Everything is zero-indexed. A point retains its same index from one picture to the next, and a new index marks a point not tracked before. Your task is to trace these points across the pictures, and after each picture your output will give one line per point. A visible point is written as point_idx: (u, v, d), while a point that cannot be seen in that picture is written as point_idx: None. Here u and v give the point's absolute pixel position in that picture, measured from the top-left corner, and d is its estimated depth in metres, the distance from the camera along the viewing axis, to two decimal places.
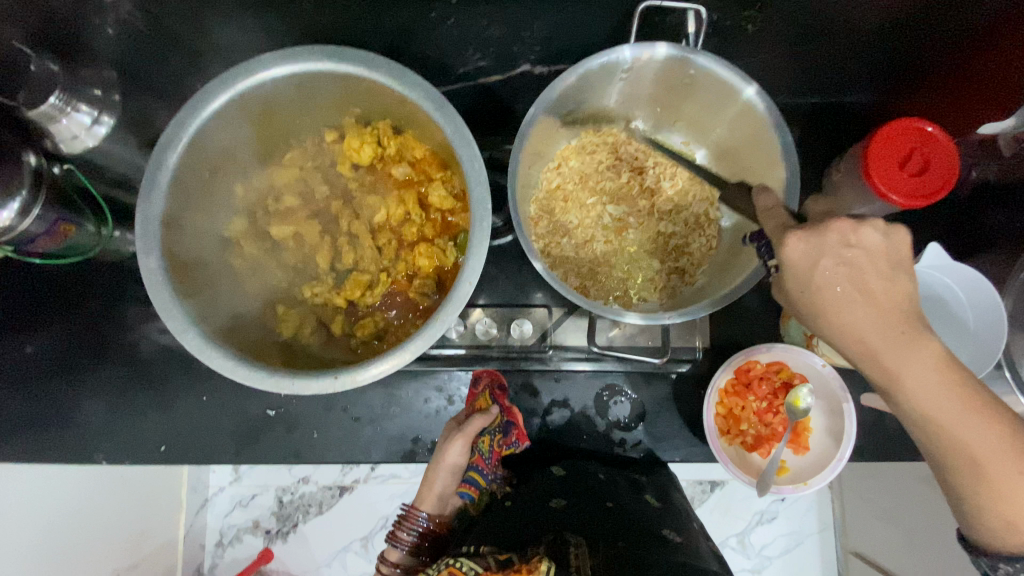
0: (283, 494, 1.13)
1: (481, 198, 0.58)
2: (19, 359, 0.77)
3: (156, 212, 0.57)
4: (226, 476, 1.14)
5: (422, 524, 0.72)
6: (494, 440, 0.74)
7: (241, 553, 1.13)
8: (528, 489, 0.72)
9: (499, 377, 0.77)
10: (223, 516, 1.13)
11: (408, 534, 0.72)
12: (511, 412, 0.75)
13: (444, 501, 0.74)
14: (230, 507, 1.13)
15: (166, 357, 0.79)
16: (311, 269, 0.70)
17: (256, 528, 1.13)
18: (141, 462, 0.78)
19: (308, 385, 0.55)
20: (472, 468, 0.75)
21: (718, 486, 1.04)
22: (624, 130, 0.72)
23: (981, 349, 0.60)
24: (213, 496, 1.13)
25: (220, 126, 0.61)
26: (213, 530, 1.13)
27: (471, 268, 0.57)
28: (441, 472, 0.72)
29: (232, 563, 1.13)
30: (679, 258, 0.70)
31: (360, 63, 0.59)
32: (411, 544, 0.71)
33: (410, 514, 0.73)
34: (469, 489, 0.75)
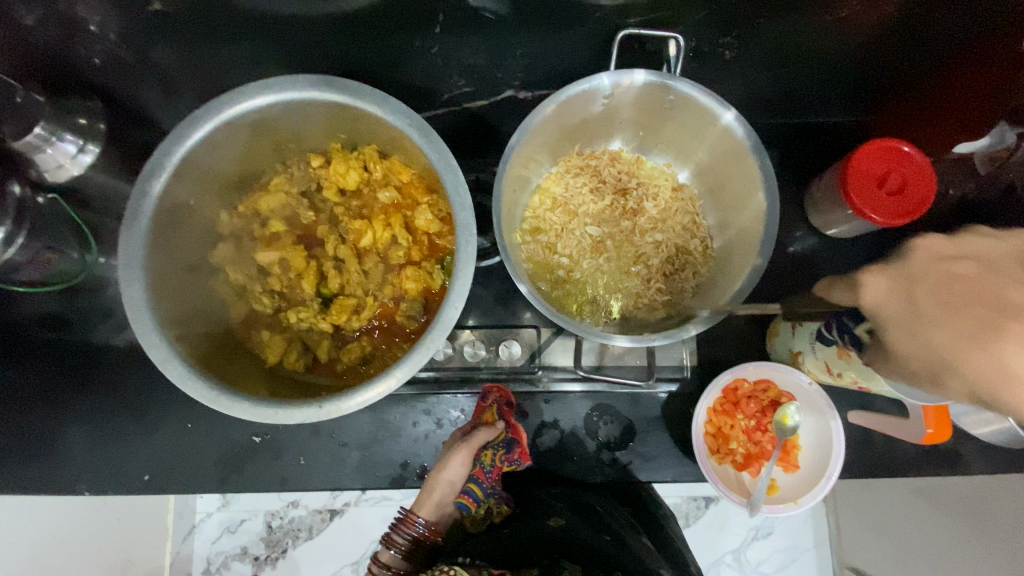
0: (272, 519, 1.12)
1: (465, 223, 0.59)
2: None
3: (140, 240, 0.57)
4: (214, 501, 1.12)
5: (417, 530, 0.71)
6: (497, 455, 0.74)
7: None
8: (524, 510, 0.75)
9: (509, 393, 0.76)
10: (211, 542, 1.11)
11: (404, 538, 0.71)
12: (515, 431, 0.75)
13: (442, 508, 0.73)
14: (219, 533, 1.11)
15: (151, 383, 0.78)
16: (297, 295, 0.69)
17: (245, 555, 1.11)
18: (123, 492, 0.77)
19: (292, 414, 0.55)
20: (472, 480, 0.74)
21: (712, 501, 1.03)
22: (606, 152, 0.73)
23: None
24: (200, 522, 1.11)
25: (205, 154, 0.62)
26: (201, 557, 1.11)
27: (455, 293, 0.57)
28: (444, 482, 0.71)
29: None
30: (664, 278, 0.70)
31: (345, 91, 0.60)
32: (405, 547, 0.71)
33: (407, 517, 0.72)
34: (466, 499, 0.74)
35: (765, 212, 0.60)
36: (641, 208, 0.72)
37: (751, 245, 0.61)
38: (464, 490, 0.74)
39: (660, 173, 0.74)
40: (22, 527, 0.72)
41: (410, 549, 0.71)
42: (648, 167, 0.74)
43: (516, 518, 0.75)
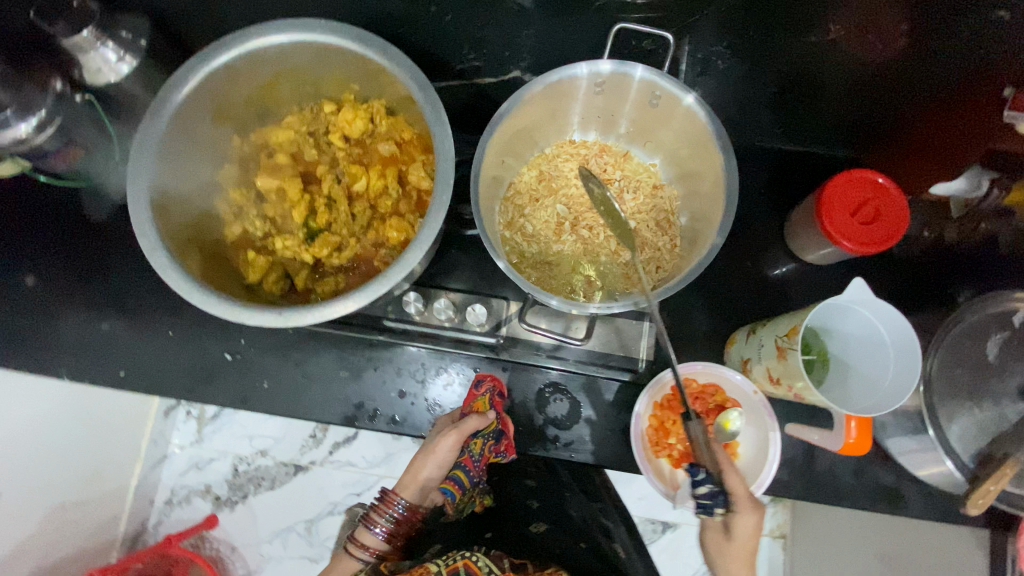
0: (239, 463, 1.30)
1: (445, 174, 0.62)
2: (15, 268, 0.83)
3: (153, 139, 0.63)
4: (188, 437, 1.31)
5: (398, 511, 0.74)
6: (485, 445, 0.78)
7: (186, 514, 1.29)
8: (506, 511, 0.83)
9: (501, 385, 0.78)
10: (177, 475, 1.30)
11: (383, 522, 0.73)
12: (504, 423, 0.77)
13: (425, 493, 0.77)
14: (186, 469, 1.30)
15: (144, 290, 0.84)
16: (287, 224, 0.74)
17: (207, 493, 1.29)
18: (98, 383, 0.82)
19: (253, 316, 0.59)
20: (458, 468, 0.79)
21: (670, 528, 1.06)
22: (596, 144, 0.78)
23: (895, 363, 0.60)
24: (172, 454, 1.30)
25: (226, 78, 0.68)
26: (165, 487, 1.29)
27: (422, 236, 0.61)
28: (432, 465, 0.74)
29: (177, 520, 1.28)
30: (631, 268, 0.73)
31: (359, 41, 0.65)
32: (389, 529, 0.73)
33: (390, 498, 0.75)
34: (452, 486, 0.79)
35: (727, 211, 0.62)
36: (619, 198, 0.75)
37: (707, 242, 0.65)
38: (449, 477, 0.79)
39: (645, 170, 0.77)
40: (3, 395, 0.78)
41: (391, 534, 0.73)
42: (634, 162, 0.78)
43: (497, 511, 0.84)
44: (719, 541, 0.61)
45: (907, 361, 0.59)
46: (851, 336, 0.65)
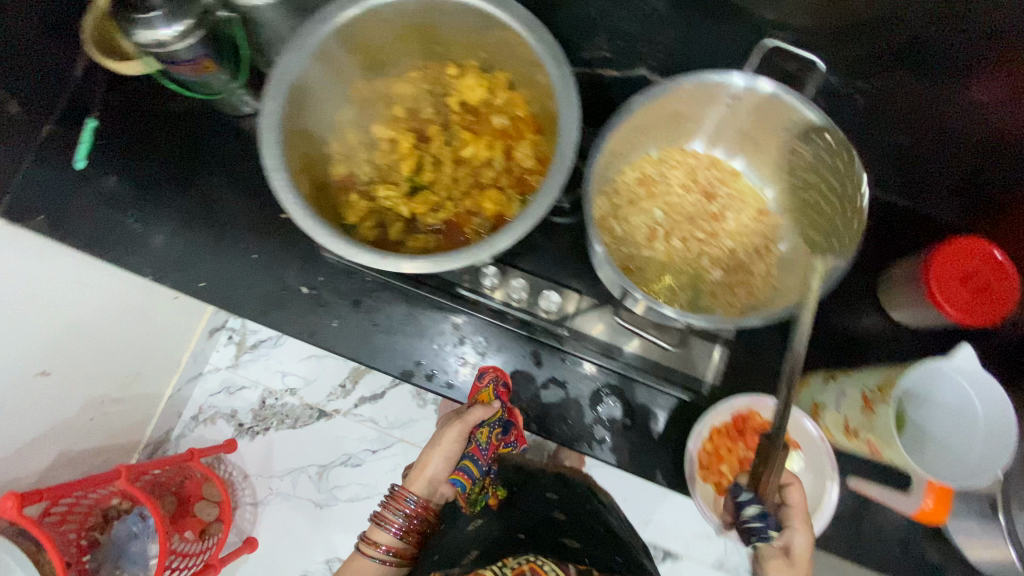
0: (266, 396, 1.35)
1: (565, 154, 0.62)
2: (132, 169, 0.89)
3: (295, 66, 0.64)
4: (225, 361, 1.37)
5: (408, 508, 0.77)
6: (492, 437, 0.79)
7: (209, 433, 1.34)
8: (527, 514, 0.78)
9: (505, 375, 0.78)
10: (209, 393, 1.36)
11: (395, 519, 0.76)
12: (511, 412, 0.77)
13: (435, 487, 0.79)
14: (218, 389, 1.36)
15: (237, 210, 0.87)
16: (391, 175, 0.75)
17: (232, 417, 1.34)
18: (179, 289, 0.85)
19: (359, 256, 0.62)
20: (467, 458, 0.79)
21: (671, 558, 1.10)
22: (706, 157, 0.77)
23: (994, 440, 0.59)
24: (206, 372, 1.36)
25: (371, 22, 0.69)
26: (195, 403, 1.34)
27: (532, 210, 0.60)
28: (440, 458, 0.78)
29: (199, 438, 1.34)
30: (718, 287, 0.72)
31: (506, 10, 0.65)
32: (399, 526, 0.76)
33: (398, 496, 0.78)
34: (461, 477, 0.78)
35: (841, 249, 0.61)
36: (721, 215, 0.74)
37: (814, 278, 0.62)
38: (458, 469, 0.79)
39: (751, 193, 0.76)
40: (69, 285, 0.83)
41: (402, 530, 0.76)
42: (742, 183, 0.76)
43: (511, 517, 0.78)
44: (784, 567, 0.57)
45: (1002, 442, 0.58)
46: (935, 404, 0.63)
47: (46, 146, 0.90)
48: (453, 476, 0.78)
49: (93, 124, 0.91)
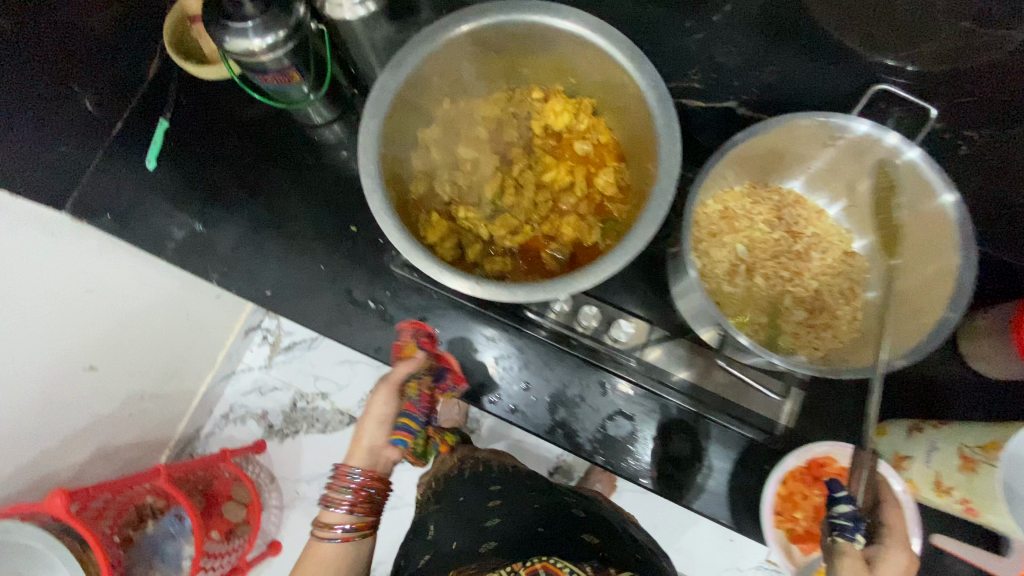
0: (298, 399, 1.39)
1: (665, 188, 0.60)
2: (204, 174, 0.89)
3: (393, 85, 0.64)
4: (258, 361, 1.41)
5: (354, 481, 0.71)
6: (422, 388, 0.77)
7: (239, 432, 1.39)
8: (559, 521, 0.77)
9: (426, 327, 0.79)
10: (240, 393, 1.40)
11: (343, 498, 0.71)
12: (443, 359, 0.79)
13: (377, 455, 0.74)
14: (249, 389, 1.41)
15: (305, 220, 0.87)
16: (471, 196, 0.75)
17: (262, 417, 1.39)
18: (245, 296, 0.86)
19: (453, 281, 0.61)
20: (405, 416, 0.75)
21: None
22: (791, 194, 0.75)
23: None
24: (239, 372, 1.40)
25: (468, 43, 0.68)
26: (226, 401, 1.39)
27: (632, 245, 0.59)
28: (371, 431, 0.73)
29: (230, 436, 1.38)
30: (801, 330, 0.71)
31: (609, 36, 0.63)
32: (348, 502, 0.71)
33: (341, 472, 0.72)
34: (403, 435, 0.74)
35: (945, 305, 0.60)
36: (806, 255, 0.73)
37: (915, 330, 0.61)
38: (396, 427, 0.75)
39: (836, 233, 0.74)
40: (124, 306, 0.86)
41: (353, 503, 0.71)
42: (826, 223, 0.75)
43: (531, 502, 0.83)
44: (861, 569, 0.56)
45: None
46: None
47: (113, 148, 0.90)
48: (389, 437, 0.74)
49: (164, 124, 0.90)
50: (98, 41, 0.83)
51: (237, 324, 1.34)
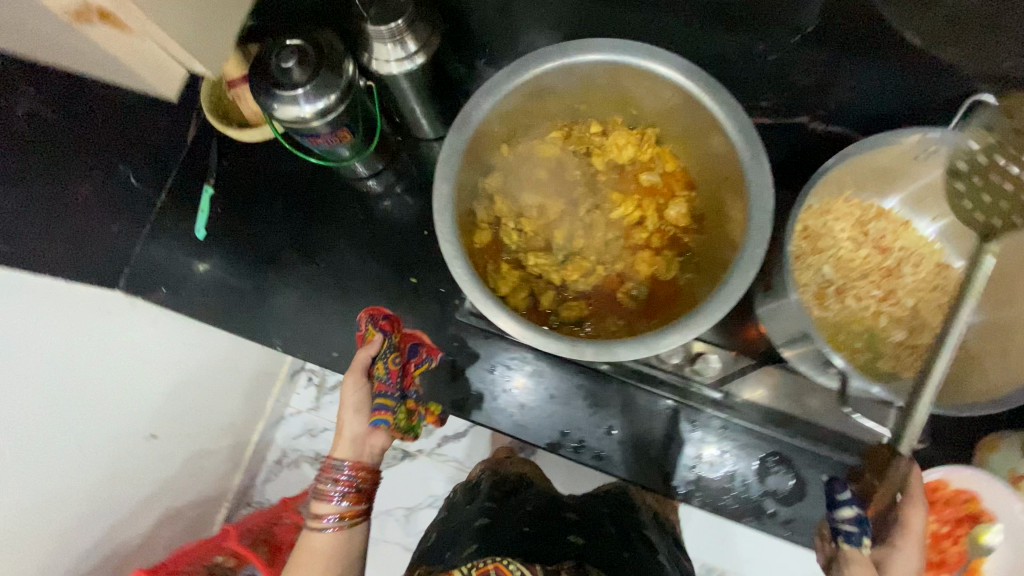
0: None
1: (760, 225, 0.57)
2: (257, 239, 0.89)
3: (460, 144, 0.62)
4: (307, 402, 1.35)
5: (340, 474, 0.68)
6: (391, 367, 0.71)
7: (294, 476, 1.34)
8: (543, 522, 0.79)
9: (381, 310, 0.76)
10: (291, 437, 1.34)
11: (332, 491, 0.68)
12: (401, 337, 0.77)
13: (362, 444, 0.70)
14: (300, 432, 1.34)
15: (366, 276, 0.87)
16: (539, 242, 0.72)
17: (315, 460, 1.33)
18: (313, 359, 0.86)
19: (547, 343, 0.58)
20: (380, 396, 0.70)
21: None
22: (877, 207, 0.71)
23: None
24: (288, 416, 1.34)
25: (528, 88, 0.65)
26: (278, 447, 1.34)
27: (731, 288, 0.56)
28: (351, 421, 0.70)
29: (285, 482, 1.34)
30: (902, 352, 0.67)
31: (680, 69, 0.61)
32: (339, 493, 0.68)
33: (326, 465, 0.69)
34: (382, 415, 0.69)
35: None
36: (899, 271, 0.70)
37: None
38: (375, 408, 0.69)
39: (926, 244, 0.71)
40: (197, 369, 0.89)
41: (344, 495, 0.68)
42: (915, 234, 0.71)
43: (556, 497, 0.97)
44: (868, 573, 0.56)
45: None
46: None
47: (160, 223, 0.89)
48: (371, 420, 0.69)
49: (210, 191, 0.89)
50: (134, 120, 0.81)
51: (281, 372, 1.30)
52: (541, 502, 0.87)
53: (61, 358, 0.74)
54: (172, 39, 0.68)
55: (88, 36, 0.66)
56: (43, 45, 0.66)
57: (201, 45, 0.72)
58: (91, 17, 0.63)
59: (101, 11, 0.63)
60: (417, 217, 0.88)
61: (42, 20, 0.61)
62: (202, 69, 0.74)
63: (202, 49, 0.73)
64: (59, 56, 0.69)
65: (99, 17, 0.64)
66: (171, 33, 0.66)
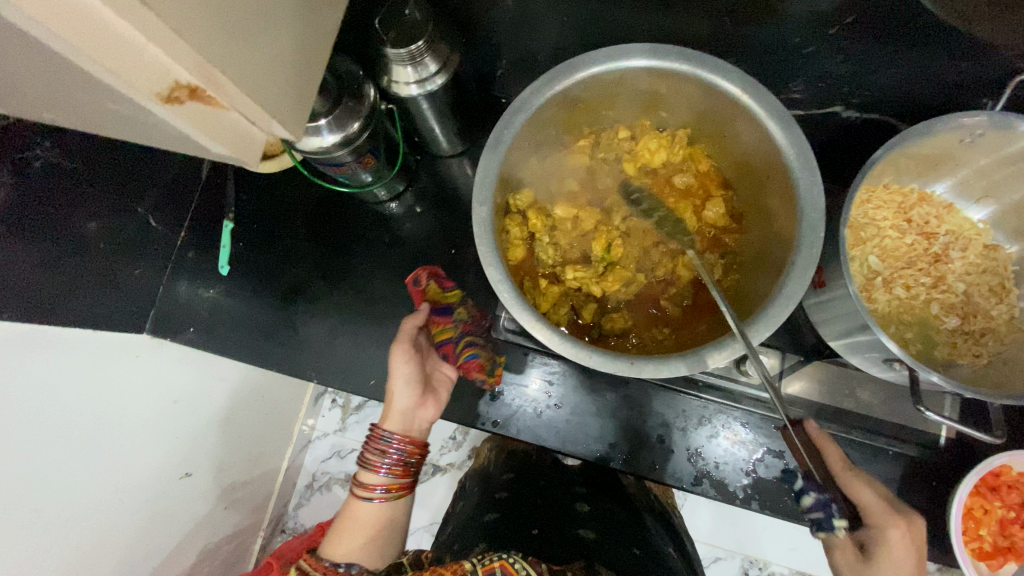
0: None
1: (812, 225, 0.56)
2: (284, 270, 0.88)
3: (494, 165, 0.61)
4: (332, 424, 1.20)
5: (389, 445, 0.61)
6: (467, 319, 0.78)
7: (325, 502, 1.16)
8: (549, 518, 0.68)
9: (435, 270, 0.81)
10: (319, 460, 1.18)
11: (380, 461, 0.61)
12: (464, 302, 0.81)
13: (412, 415, 0.63)
14: (328, 455, 1.18)
15: (395, 300, 0.86)
16: (576, 254, 0.71)
17: (347, 481, 1.15)
18: (349, 388, 0.84)
19: (602, 362, 0.57)
20: (467, 342, 0.75)
21: None
22: (919, 192, 0.70)
23: None
24: (315, 439, 1.19)
25: (557, 102, 0.64)
26: (307, 471, 1.17)
27: (788, 293, 0.55)
28: (405, 378, 0.62)
29: (316, 509, 1.15)
30: (960, 340, 0.65)
31: (717, 69, 0.59)
32: (386, 464, 0.61)
33: (373, 433, 0.61)
34: (474, 354, 0.75)
35: None
36: (947, 256, 0.68)
37: None
38: (462, 351, 0.74)
39: (972, 226, 0.69)
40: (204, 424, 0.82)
41: (393, 467, 0.61)
42: (960, 216, 0.70)
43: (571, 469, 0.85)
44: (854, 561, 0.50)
45: None
46: None
47: (182, 263, 0.89)
48: (462, 357, 0.74)
49: (230, 225, 0.88)
50: (151, 162, 0.80)
51: (304, 401, 1.14)
52: (551, 492, 0.76)
53: (120, 429, 0.68)
54: (256, 106, 0.44)
55: (178, 124, 0.42)
56: (76, 98, 0.39)
57: (286, 109, 0.47)
58: (178, 96, 0.39)
59: (194, 87, 0.39)
60: (442, 236, 0.87)
61: (58, 79, 0.36)
62: (284, 135, 0.49)
63: (292, 116, 0.48)
64: (56, 114, 0.46)
65: (189, 96, 0.40)
66: (255, 98, 0.43)
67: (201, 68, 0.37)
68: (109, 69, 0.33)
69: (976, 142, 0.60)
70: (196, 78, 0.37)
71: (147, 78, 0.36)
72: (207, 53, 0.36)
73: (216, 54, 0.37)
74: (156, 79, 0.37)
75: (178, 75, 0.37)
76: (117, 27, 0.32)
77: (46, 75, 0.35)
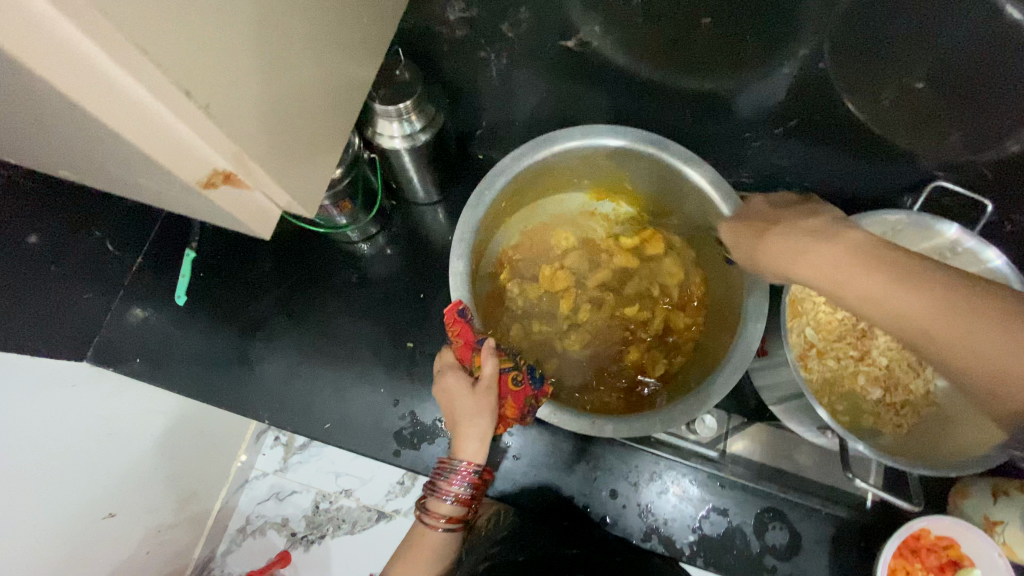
0: (321, 501, 1.08)
1: (757, 301, 0.62)
2: (244, 303, 0.87)
3: (473, 222, 0.64)
4: (274, 462, 1.10)
5: (476, 476, 0.58)
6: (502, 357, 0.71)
7: (258, 548, 1.07)
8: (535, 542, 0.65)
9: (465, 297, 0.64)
10: (256, 502, 1.08)
11: (461, 490, 0.57)
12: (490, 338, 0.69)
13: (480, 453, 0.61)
14: (266, 497, 1.09)
15: (358, 340, 0.85)
16: (544, 310, 0.74)
17: (283, 527, 1.07)
18: (300, 429, 0.82)
19: (567, 419, 0.60)
20: None
21: None
22: None
23: None
24: (254, 479, 1.09)
25: (536, 168, 0.68)
26: (241, 513, 1.08)
27: (738, 358, 0.60)
28: (490, 411, 0.59)
29: (247, 555, 1.06)
30: (884, 410, 0.73)
31: (681, 154, 0.65)
32: (469, 496, 0.58)
33: (458, 465, 0.58)
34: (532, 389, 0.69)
35: None
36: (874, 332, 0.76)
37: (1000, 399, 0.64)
38: None
39: None
40: (150, 458, 0.78)
41: (472, 498, 0.58)
42: None
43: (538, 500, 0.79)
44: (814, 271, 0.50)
45: None
46: None
47: (135, 288, 0.86)
48: None
49: (192, 254, 0.87)
50: None
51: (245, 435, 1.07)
52: (534, 521, 0.73)
53: (63, 455, 0.64)
54: (282, 187, 0.44)
55: (205, 199, 0.42)
56: (94, 158, 0.39)
57: (305, 189, 0.47)
58: (213, 181, 0.39)
59: (230, 175, 0.39)
60: (410, 280, 0.88)
61: (89, 142, 0.36)
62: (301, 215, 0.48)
63: (308, 195, 0.48)
64: (36, 157, 0.44)
65: (224, 181, 0.40)
66: (279, 178, 0.42)
67: (237, 153, 0.37)
68: (151, 155, 0.34)
69: (898, 235, 0.69)
70: (231, 163, 0.37)
71: (188, 166, 0.36)
72: (247, 146, 0.37)
73: (246, 135, 0.37)
74: (197, 168, 0.37)
75: (218, 162, 0.37)
76: (172, 127, 0.33)
77: (78, 138, 0.35)
